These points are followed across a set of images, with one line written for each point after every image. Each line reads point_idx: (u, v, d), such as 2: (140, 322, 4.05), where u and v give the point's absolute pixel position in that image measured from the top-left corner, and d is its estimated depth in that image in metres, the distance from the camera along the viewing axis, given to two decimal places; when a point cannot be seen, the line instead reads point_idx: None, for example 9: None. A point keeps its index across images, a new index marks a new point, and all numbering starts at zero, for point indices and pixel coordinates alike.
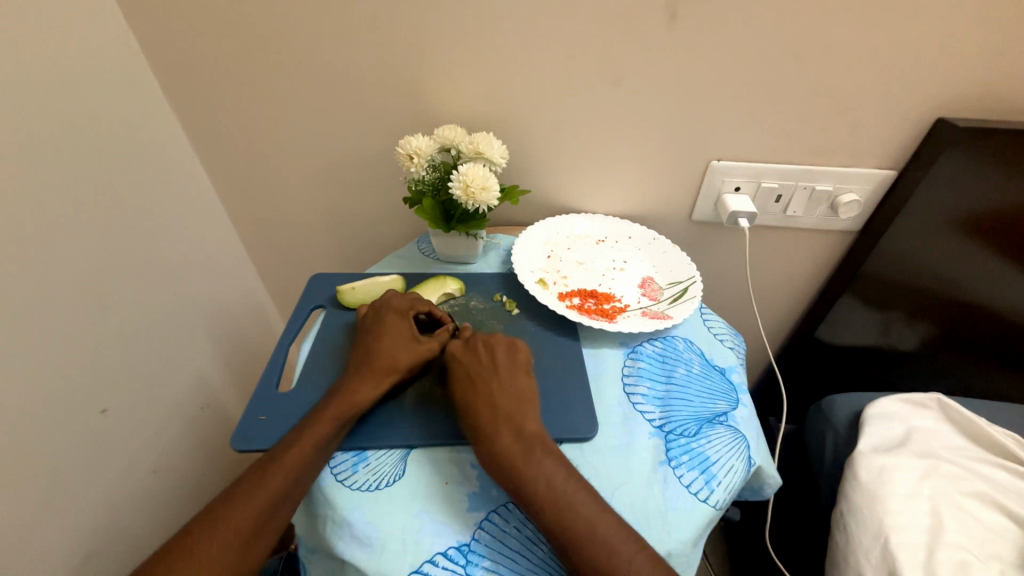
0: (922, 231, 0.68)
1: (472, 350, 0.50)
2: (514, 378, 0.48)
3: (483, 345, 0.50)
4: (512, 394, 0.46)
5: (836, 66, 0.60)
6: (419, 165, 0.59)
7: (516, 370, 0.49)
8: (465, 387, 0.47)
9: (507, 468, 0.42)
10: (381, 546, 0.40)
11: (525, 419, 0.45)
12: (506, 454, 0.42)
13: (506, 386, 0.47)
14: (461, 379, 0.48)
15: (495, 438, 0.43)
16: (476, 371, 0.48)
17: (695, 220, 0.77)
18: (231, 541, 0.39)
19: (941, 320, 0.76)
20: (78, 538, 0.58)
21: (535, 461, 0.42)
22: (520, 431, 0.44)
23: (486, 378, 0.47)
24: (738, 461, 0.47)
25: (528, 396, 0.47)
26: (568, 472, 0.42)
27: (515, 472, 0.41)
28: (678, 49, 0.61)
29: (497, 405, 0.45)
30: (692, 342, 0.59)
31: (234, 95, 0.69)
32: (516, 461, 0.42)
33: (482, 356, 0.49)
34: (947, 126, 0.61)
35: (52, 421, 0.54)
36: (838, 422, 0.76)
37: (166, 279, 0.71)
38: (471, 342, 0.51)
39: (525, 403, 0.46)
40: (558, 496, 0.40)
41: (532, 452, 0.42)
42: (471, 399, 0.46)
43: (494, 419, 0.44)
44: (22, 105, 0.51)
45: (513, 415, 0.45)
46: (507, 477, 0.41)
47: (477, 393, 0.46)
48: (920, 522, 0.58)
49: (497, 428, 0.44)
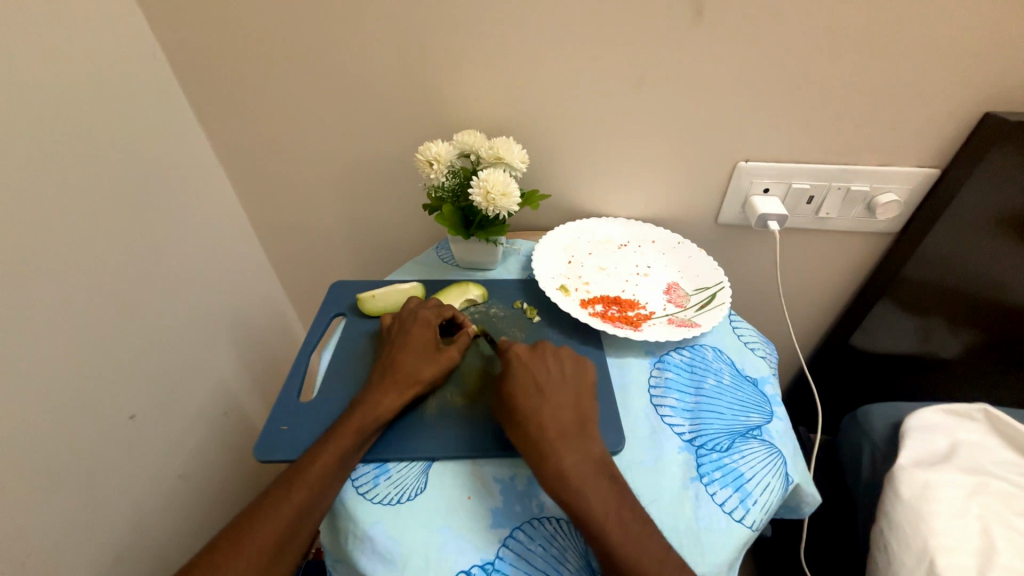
0: (968, 232, 0.64)
1: (540, 359, 0.48)
2: (580, 396, 0.47)
3: (548, 355, 0.49)
4: (576, 410, 0.45)
5: (872, 59, 0.57)
6: (439, 171, 0.58)
7: (582, 388, 0.47)
8: (531, 395, 0.45)
9: (574, 487, 0.40)
10: (404, 562, 0.40)
11: (590, 439, 0.43)
12: (574, 472, 0.41)
13: (571, 401, 0.46)
14: (528, 386, 0.46)
15: (563, 454, 0.41)
16: (543, 380, 0.47)
17: (720, 224, 0.75)
18: (255, 556, 0.39)
19: (987, 326, 0.71)
20: (108, 542, 0.60)
21: (600, 484, 0.40)
22: (587, 450, 0.42)
23: (553, 391, 0.46)
24: (775, 479, 0.45)
25: (591, 414, 0.46)
26: (628, 498, 0.41)
27: (583, 493, 0.39)
28: (701, 48, 0.59)
29: (564, 420, 0.44)
30: (721, 351, 0.56)
31: (255, 106, 0.70)
32: (583, 482, 0.40)
33: (551, 368, 0.48)
34: (996, 122, 0.57)
35: (82, 426, 0.56)
36: (875, 433, 0.72)
37: (192, 286, 0.73)
38: (539, 350, 0.49)
39: (588, 421, 0.45)
40: (622, 523, 0.39)
41: (597, 474, 0.41)
42: (538, 408, 0.44)
43: (562, 435, 0.43)
44: (54, 119, 0.52)
45: (580, 433, 0.43)
46: (572, 498, 0.40)
47: (543, 404, 0.44)
48: (970, 543, 0.54)
49: (564, 444, 0.42)
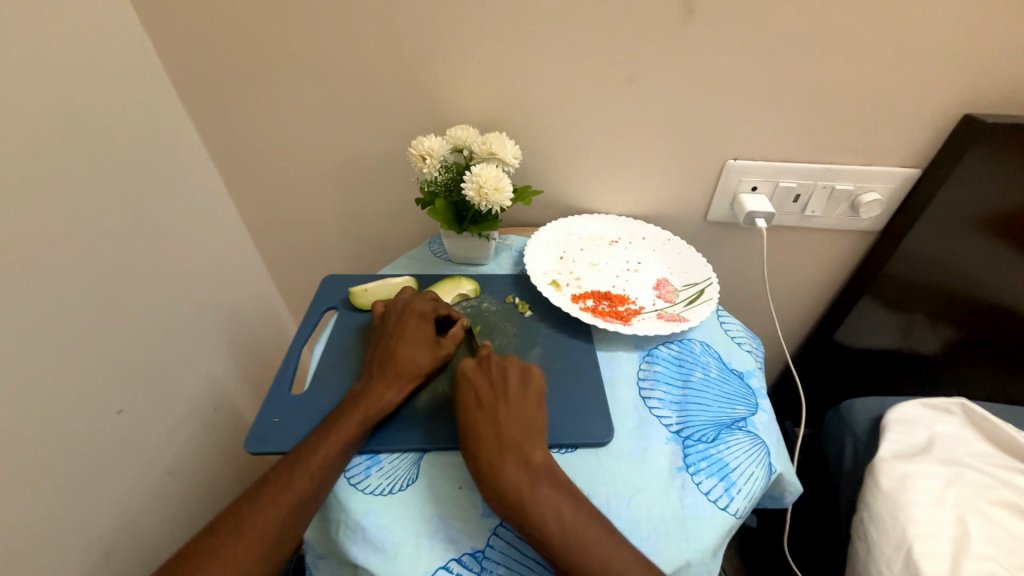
0: (947, 231, 0.66)
1: (484, 372, 0.48)
2: (525, 407, 0.45)
3: (494, 366, 0.48)
4: (519, 422, 0.44)
5: (858, 61, 0.59)
6: (432, 166, 0.58)
7: (528, 398, 0.46)
8: (472, 412, 0.45)
9: (514, 504, 0.40)
10: (394, 551, 0.40)
11: (532, 449, 0.43)
12: (513, 487, 0.40)
13: (513, 414, 0.45)
14: (469, 403, 0.46)
15: (502, 471, 0.41)
16: (484, 395, 0.46)
17: (709, 221, 0.76)
18: (256, 542, 0.39)
19: (965, 324, 0.73)
20: (97, 535, 0.59)
21: (543, 496, 0.40)
22: (527, 463, 0.42)
23: (496, 404, 0.45)
24: (758, 468, 0.46)
25: (536, 425, 0.45)
26: (577, 507, 0.40)
27: (520, 506, 0.39)
28: (693, 48, 0.60)
29: (503, 435, 0.43)
30: (709, 345, 0.57)
31: (246, 100, 0.70)
32: (522, 495, 0.40)
33: (494, 380, 0.47)
34: (974, 124, 0.59)
35: (69, 420, 0.55)
36: (857, 427, 0.74)
37: (182, 280, 0.72)
38: (484, 362, 0.48)
39: (532, 433, 0.44)
40: (567, 534, 0.39)
41: (539, 486, 0.41)
42: (477, 426, 0.44)
43: (499, 451, 0.42)
44: (40, 106, 0.51)
45: (519, 447, 0.43)
46: (511, 511, 0.40)
47: (483, 420, 0.44)
48: (945, 531, 0.56)
49: (502, 460, 0.42)
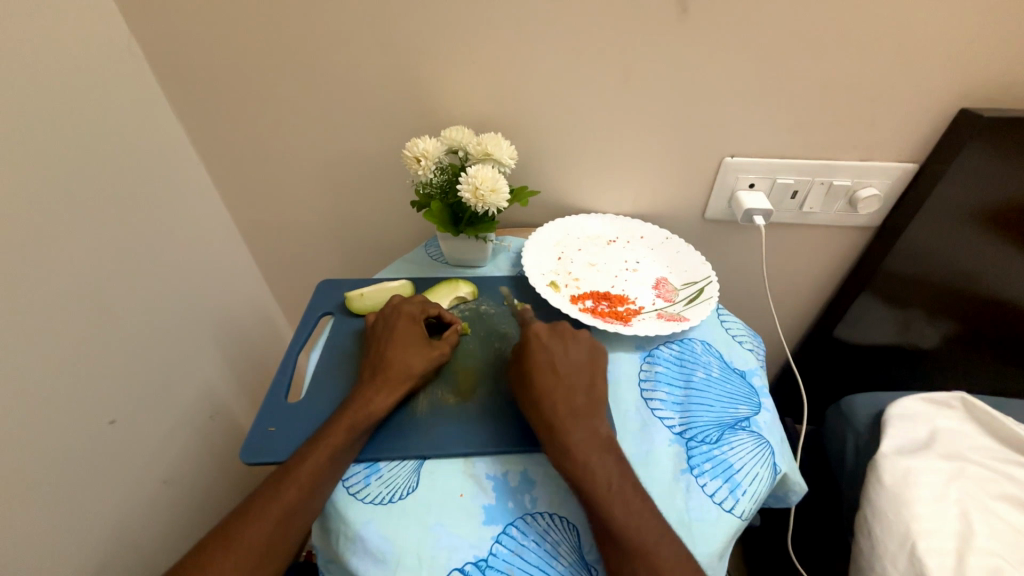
0: (945, 226, 0.66)
1: (558, 341, 0.49)
2: (593, 377, 0.47)
3: (568, 337, 0.50)
4: (590, 390, 0.46)
5: (853, 56, 0.58)
6: (426, 168, 0.57)
7: (595, 370, 0.48)
8: (547, 375, 0.46)
9: (581, 463, 0.41)
10: (396, 561, 0.39)
11: (599, 418, 0.44)
12: (582, 449, 0.42)
13: (583, 382, 0.46)
14: (543, 366, 0.47)
15: (572, 433, 0.42)
16: (558, 361, 0.47)
17: (707, 219, 0.75)
18: (245, 557, 0.38)
19: (963, 317, 0.73)
20: (91, 548, 0.58)
21: (607, 460, 0.42)
22: (595, 429, 0.43)
23: (569, 371, 0.47)
24: (763, 468, 0.45)
25: (603, 396, 0.46)
26: (634, 480, 0.41)
27: (588, 468, 0.41)
28: (688, 44, 0.59)
29: (575, 400, 0.45)
30: (710, 344, 0.57)
31: (237, 103, 0.69)
32: (589, 459, 0.41)
33: (567, 349, 0.49)
34: (970, 118, 0.59)
35: (60, 433, 0.54)
36: (858, 423, 0.74)
37: (174, 287, 0.71)
38: (557, 330, 0.50)
39: (600, 402, 0.46)
40: (626, 500, 0.40)
41: (603, 453, 0.42)
42: (551, 388, 0.45)
43: (572, 414, 0.44)
44: (23, 111, 0.50)
45: (590, 411, 0.44)
46: (577, 473, 0.41)
47: (557, 384, 0.46)
48: (949, 527, 0.56)
49: (575, 421, 0.43)
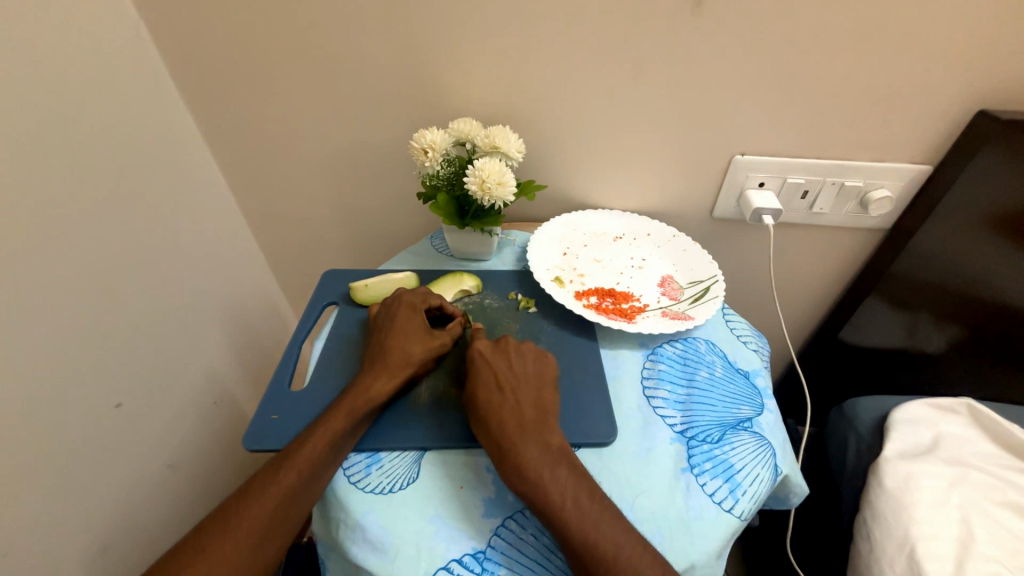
0: (958, 230, 0.65)
1: (503, 355, 0.48)
2: (541, 390, 0.47)
3: (512, 351, 0.49)
4: (536, 404, 0.45)
5: (870, 54, 0.57)
6: (433, 160, 0.57)
7: (543, 383, 0.47)
8: (492, 393, 0.45)
9: (533, 478, 0.40)
10: (395, 551, 0.39)
11: (548, 431, 0.43)
12: (533, 464, 0.41)
13: (530, 396, 0.46)
14: (488, 382, 0.46)
15: (521, 449, 0.41)
16: (504, 377, 0.46)
17: (715, 217, 0.75)
18: (244, 536, 0.39)
19: (973, 324, 0.72)
20: (97, 528, 0.59)
21: (560, 474, 0.40)
22: (545, 442, 0.42)
23: (515, 387, 0.46)
24: (764, 469, 0.45)
25: (551, 409, 0.45)
26: (591, 489, 0.40)
27: (540, 483, 0.40)
28: (700, 39, 0.58)
29: (522, 414, 0.44)
30: (714, 344, 0.57)
31: (245, 91, 0.68)
32: (541, 473, 0.40)
33: (511, 363, 0.48)
34: (988, 120, 0.58)
35: (67, 415, 0.54)
36: (861, 426, 0.74)
37: (181, 274, 0.72)
38: (502, 345, 0.49)
39: (548, 415, 0.45)
40: (582, 511, 0.39)
41: (556, 465, 0.41)
42: (497, 406, 0.44)
43: (520, 429, 0.43)
44: (33, 96, 0.50)
45: (539, 426, 0.43)
46: (529, 489, 0.40)
47: (502, 399, 0.45)
48: (949, 532, 0.55)
49: (523, 436, 0.42)
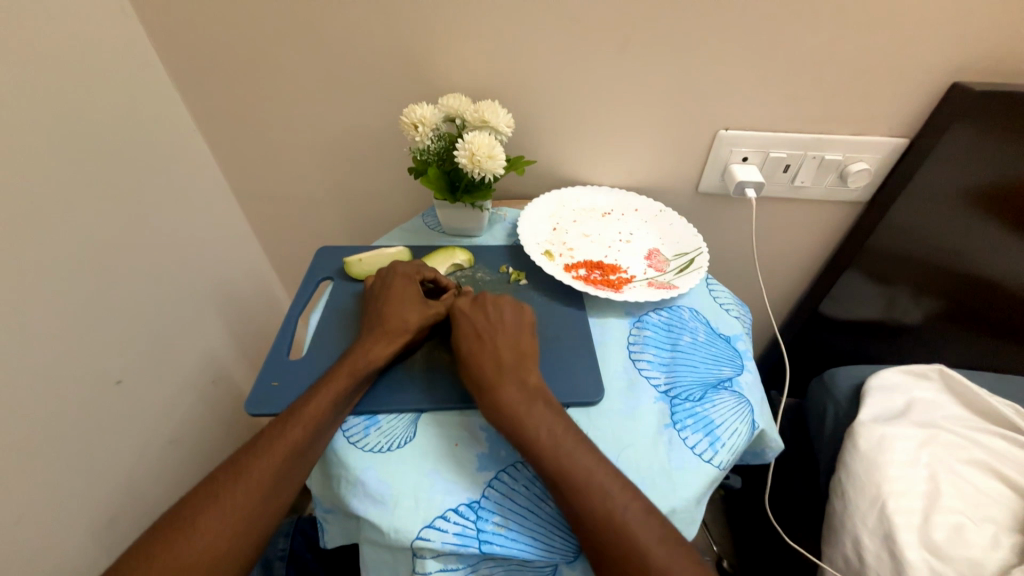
0: (932, 203, 0.68)
1: (481, 308, 0.51)
2: (518, 337, 0.49)
3: (490, 304, 0.51)
4: (514, 350, 0.48)
5: (850, 28, 0.58)
6: (424, 134, 0.58)
7: (521, 330, 0.50)
8: (472, 342, 0.48)
9: (510, 416, 0.43)
10: (393, 502, 0.41)
11: (526, 373, 0.46)
12: (510, 404, 0.43)
13: (507, 342, 0.48)
14: (468, 333, 0.49)
15: (498, 390, 0.44)
16: (483, 327, 0.49)
17: (701, 192, 0.76)
18: (254, 486, 0.40)
19: (946, 293, 0.76)
20: (102, 501, 0.61)
21: (536, 410, 0.43)
22: (522, 383, 0.45)
23: (493, 335, 0.48)
24: (742, 424, 0.48)
25: (529, 353, 0.48)
26: (565, 422, 0.43)
27: (517, 420, 0.42)
28: (685, 14, 0.59)
29: (500, 359, 0.46)
30: (697, 311, 0.59)
31: (232, 69, 0.68)
32: (518, 411, 0.43)
33: (489, 314, 0.50)
34: (962, 93, 0.60)
35: (68, 391, 0.56)
36: (839, 393, 0.77)
37: (175, 254, 0.72)
38: (480, 299, 0.52)
39: (526, 359, 0.47)
40: (557, 442, 0.41)
41: (533, 402, 0.44)
42: (476, 354, 0.47)
43: (497, 372, 0.45)
44: (19, 75, 0.50)
45: (516, 369, 0.46)
46: (508, 425, 0.43)
47: (480, 347, 0.47)
48: (917, 488, 0.59)
49: (501, 378, 0.45)
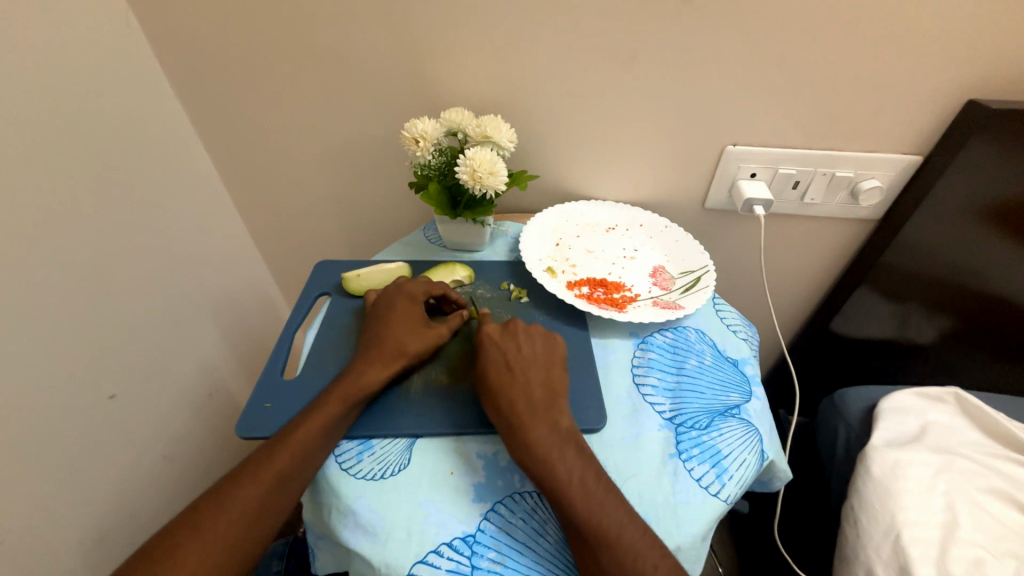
0: (946, 221, 0.66)
1: (512, 338, 0.49)
2: (549, 372, 0.48)
3: (520, 333, 0.50)
4: (546, 386, 0.46)
5: (861, 46, 0.57)
6: (425, 148, 0.57)
7: (551, 366, 0.48)
8: (502, 373, 0.46)
9: (540, 456, 0.41)
10: (386, 535, 0.40)
11: (559, 413, 0.44)
12: (541, 443, 0.42)
13: (539, 378, 0.47)
14: (497, 364, 0.47)
15: (531, 428, 0.43)
16: (513, 358, 0.48)
17: (707, 208, 0.75)
18: (236, 517, 0.39)
19: (960, 313, 0.73)
20: (92, 519, 0.59)
21: (567, 454, 0.41)
22: (555, 423, 0.43)
23: (524, 368, 0.47)
24: (750, 454, 0.46)
25: (560, 390, 0.47)
26: (595, 470, 0.41)
27: (548, 462, 0.41)
28: (691, 31, 0.58)
29: (531, 395, 0.45)
30: (704, 332, 0.57)
31: (234, 82, 0.68)
32: (549, 452, 0.41)
33: (521, 346, 0.49)
34: (977, 110, 0.58)
35: (61, 407, 0.55)
36: (851, 415, 0.74)
37: (174, 266, 0.72)
38: (511, 328, 0.50)
39: (558, 397, 0.46)
40: (588, 491, 0.39)
41: (565, 446, 0.42)
42: (508, 385, 0.45)
43: (530, 410, 0.44)
44: (20, 89, 0.50)
45: (550, 407, 0.45)
46: (537, 466, 0.41)
47: (511, 380, 0.46)
48: (934, 518, 0.56)
49: (533, 416, 0.43)
